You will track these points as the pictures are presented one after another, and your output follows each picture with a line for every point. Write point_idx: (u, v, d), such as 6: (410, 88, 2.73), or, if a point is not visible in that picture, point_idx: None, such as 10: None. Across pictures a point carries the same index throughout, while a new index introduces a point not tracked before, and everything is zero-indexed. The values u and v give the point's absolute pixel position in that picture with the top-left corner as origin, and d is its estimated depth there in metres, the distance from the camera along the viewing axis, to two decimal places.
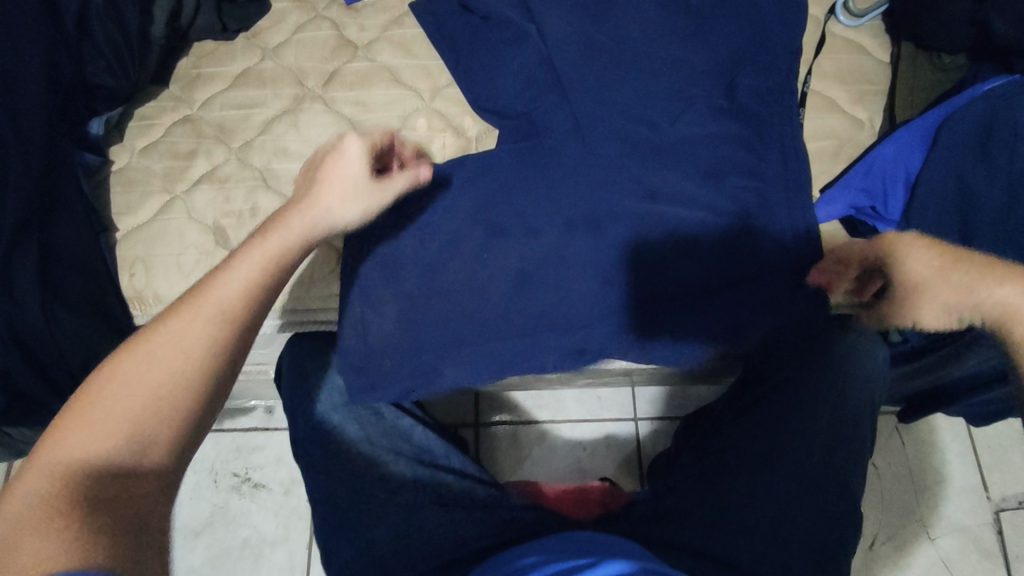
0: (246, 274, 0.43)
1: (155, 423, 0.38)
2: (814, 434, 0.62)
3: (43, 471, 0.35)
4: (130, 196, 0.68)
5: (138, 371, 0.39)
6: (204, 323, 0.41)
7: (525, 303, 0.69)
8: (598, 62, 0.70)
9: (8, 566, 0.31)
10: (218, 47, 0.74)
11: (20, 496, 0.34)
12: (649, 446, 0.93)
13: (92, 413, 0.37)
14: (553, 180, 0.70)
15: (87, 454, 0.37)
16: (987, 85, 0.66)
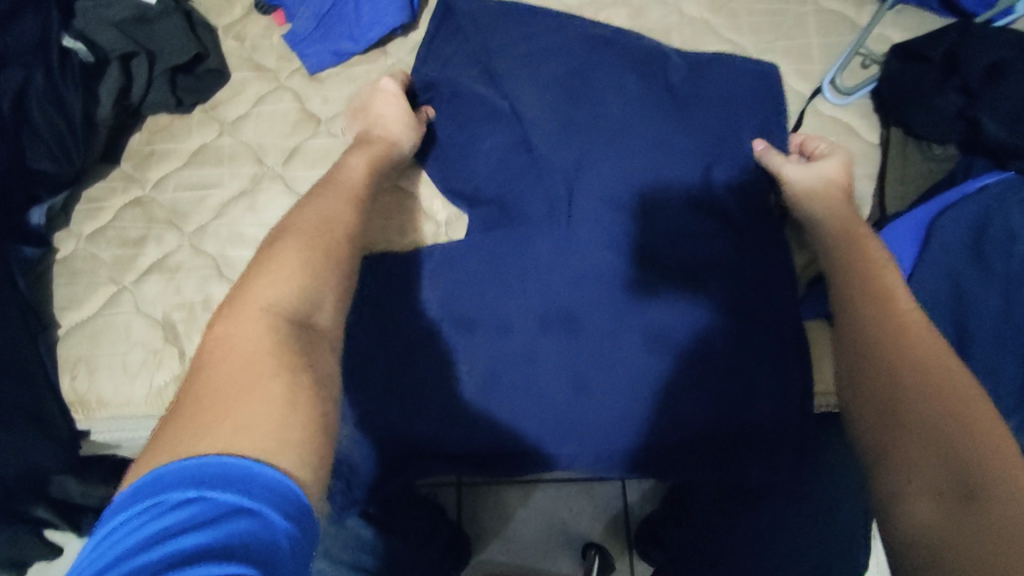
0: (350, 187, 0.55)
1: (327, 287, 0.44)
2: (805, 548, 0.60)
3: (251, 305, 0.40)
4: (76, 288, 0.65)
5: (297, 241, 0.46)
6: (339, 210, 0.51)
7: (503, 402, 0.63)
8: (573, 137, 0.66)
9: (253, 404, 0.34)
10: (173, 122, 0.72)
11: (245, 318, 0.39)
12: (638, 507, 0.88)
13: (275, 277, 0.42)
14: (522, 274, 0.65)
15: (278, 291, 0.41)
16: (980, 182, 0.60)
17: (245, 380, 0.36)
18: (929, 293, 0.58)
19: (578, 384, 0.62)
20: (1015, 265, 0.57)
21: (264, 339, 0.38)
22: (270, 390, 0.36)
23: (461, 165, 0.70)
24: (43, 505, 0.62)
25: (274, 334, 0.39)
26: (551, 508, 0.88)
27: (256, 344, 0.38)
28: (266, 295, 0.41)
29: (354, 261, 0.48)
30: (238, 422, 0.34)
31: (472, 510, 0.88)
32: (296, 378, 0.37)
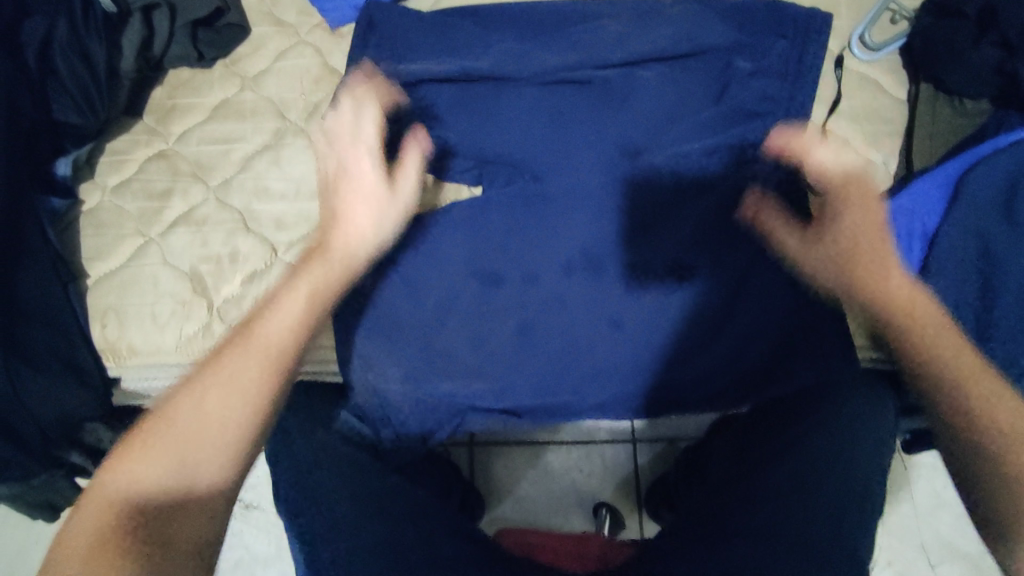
0: (294, 307, 0.42)
1: (211, 451, 0.37)
2: (824, 506, 0.55)
3: (110, 500, 0.35)
4: (103, 239, 0.66)
5: (216, 398, 0.38)
6: (261, 360, 0.39)
7: (534, 352, 0.64)
8: (581, 95, 0.67)
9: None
10: (194, 76, 0.72)
11: (109, 503, 0.35)
12: (649, 469, 0.89)
13: (199, 393, 0.38)
14: (546, 221, 0.66)
15: (151, 488, 0.35)
16: (1013, 137, 0.58)
17: (83, 553, 0.33)
18: (957, 250, 0.57)
19: (574, 346, 0.64)
20: None
21: (105, 531, 0.34)
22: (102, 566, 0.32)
23: (474, 130, 0.67)
24: (78, 451, 0.68)
25: (122, 516, 0.34)
26: (561, 469, 0.89)
27: (103, 530, 0.34)
28: (134, 480, 0.35)
29: (266, 425, 0.39)
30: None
31: (484, 468, 0.90)
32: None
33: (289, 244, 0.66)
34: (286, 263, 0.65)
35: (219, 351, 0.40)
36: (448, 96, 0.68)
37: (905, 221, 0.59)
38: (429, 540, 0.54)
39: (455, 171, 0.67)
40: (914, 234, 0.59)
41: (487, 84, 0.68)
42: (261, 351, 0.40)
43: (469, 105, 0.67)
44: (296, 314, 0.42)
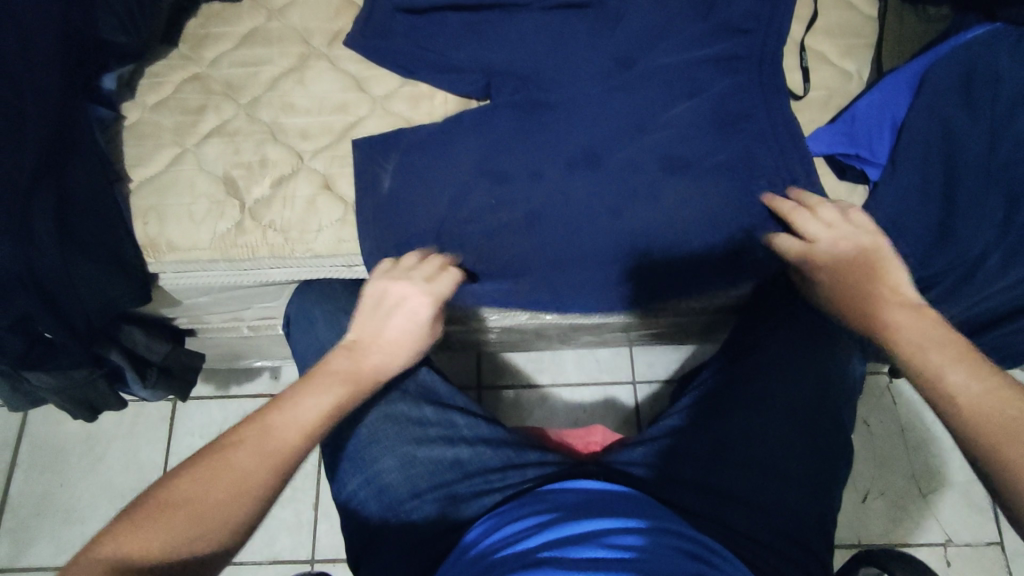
0: (308, 418, 0.51)
1: (239, 510, 0.46)
2: (806, 382, 0.66)
3: (168, 500, 0.46)
4: (143, 148, 0.71)
5: (246, 456, 0.48)
6: (269, 446, 0.49)
7: (541, 242, 0.69)
8: (580, 17, 0.74)
9: (148, 532, 0.44)
10: (225, 8, 0.79)
11: (183, 488, 0.46)
12: (648, 408, 1.11)
13: (293, 414, 0.51)
14: (549, 126, 0.71)
15: (199, 493, 0.46)
16: (971, 34, 0.64)
17: (164, 516, 0.45)
18: (920, 133, 0.64)
19: (575, 238, 0.69)
20: (1004, 102, 0.63)
21: (171, 523, 0.45)
22: (182, 531, 0.45)
23: (485, 49, 0.74)
24: (118, 351, 0.74)
25: (177, 523, 0.45)
26: (568, 408, 1.11)
27: (185, 506, 0.45)
28: (189, 491, 0.46)
29: (272, 483, 0.48)
30: (159, 529, 0.44)
31: (507, 402, 1.12)
32: (178, 542, 0.44)
33: (313, 152, 0.72)
34: (311, 168, 0.71)
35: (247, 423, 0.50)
36: (462, 23, 0.75)
37: (874, 111, 0.66)
38: (466, 437, 0.68)
39: (466, 83, 0.74)
40: (884, 122, 0.65)
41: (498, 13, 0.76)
42: (273, 438, 0.49)
43: (481, 29, 0.75)
44: (292, 441, 0.50)
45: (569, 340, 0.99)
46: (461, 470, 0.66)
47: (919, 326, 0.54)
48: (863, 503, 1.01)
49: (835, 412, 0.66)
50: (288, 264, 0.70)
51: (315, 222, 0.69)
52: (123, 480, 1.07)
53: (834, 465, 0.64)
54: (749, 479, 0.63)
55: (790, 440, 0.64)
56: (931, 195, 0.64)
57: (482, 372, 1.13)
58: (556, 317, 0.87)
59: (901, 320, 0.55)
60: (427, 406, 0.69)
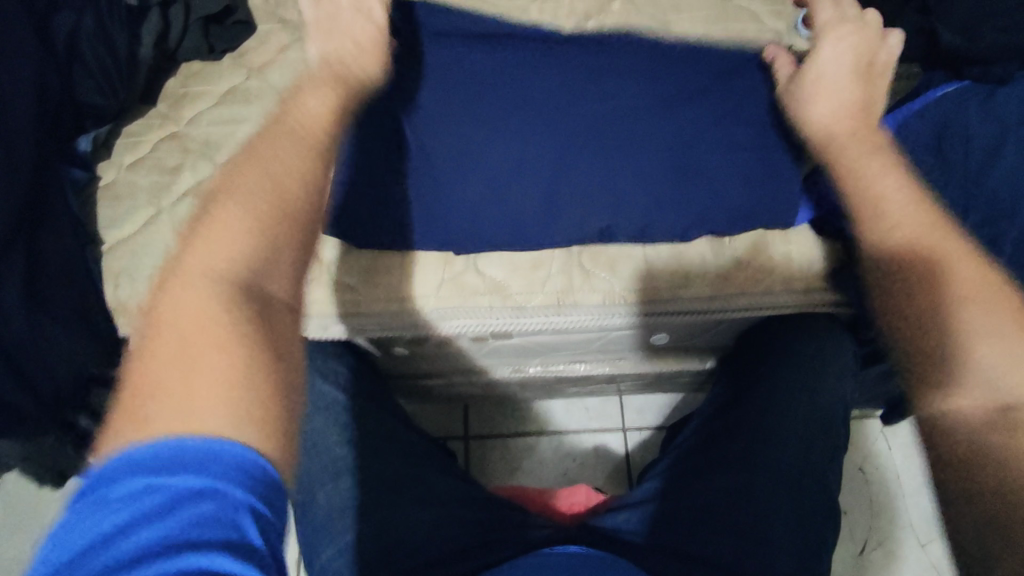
0: (309, 124, 0.55)
1: (274, 254, 0.48)
2: (791, 435, 0.65)
3: (194, 279, 0.45)
4: (118, 210, 0.71)
5: (251, 198, 0.49)
6: (290, 165, 0.52)
7: (577, 200, 0.63)
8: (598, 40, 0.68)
9: (177, 309, 0.43)
10: (205, 67, 0.79)
11: (214, 263, 0.46)
12: (639, 456, 1.09)
13: (289, 132, 0.54)
14: (603, 92, 0.64)
15: (230, 260, 0.46)
16: (940, 91, 0.65)
17: (201, 322, 0.43)
18: None
19: (562, 297, 0.68)
20: (976, 160, 0.63)
21: (209, 304, 0.44)
22: (189, 309, 0.44)
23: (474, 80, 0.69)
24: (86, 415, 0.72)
25: (223, 306, 0.44)
26: (557, 458, 1.09)
27: (197, 312, 0.43)
28: (209, 263, 0.46)
29: (303, 212, 0.51)
30: (177, 393, 0.40)
31: (493, 452, 1.09)
32: (246, 351, 0.43)
33: None
34: None
35: (230, 183, 0.50)
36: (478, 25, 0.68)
37: None
38: (443, 502, 0.66)
39: None
40: None
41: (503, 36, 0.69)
42: (285, 159, 0.52)
43: (479, 67, 0.64)
44: (303, 142, 0.54)
45: (556, 390, 0.97)
46: (435, 538, 0.63)
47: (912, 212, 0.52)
48: (861, 555, 0.98)
49: (823, 471, 0.64)
50: None
51: None
52: None
53: (823, 529, 0.62)
54: (740, 544, 0.60)
55: (778, 498, 0.62)
56: None
57: (469, 421, 1.11)
58: (541, 369, 0.86)
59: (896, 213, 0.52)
60: (398, 473, 0.67)
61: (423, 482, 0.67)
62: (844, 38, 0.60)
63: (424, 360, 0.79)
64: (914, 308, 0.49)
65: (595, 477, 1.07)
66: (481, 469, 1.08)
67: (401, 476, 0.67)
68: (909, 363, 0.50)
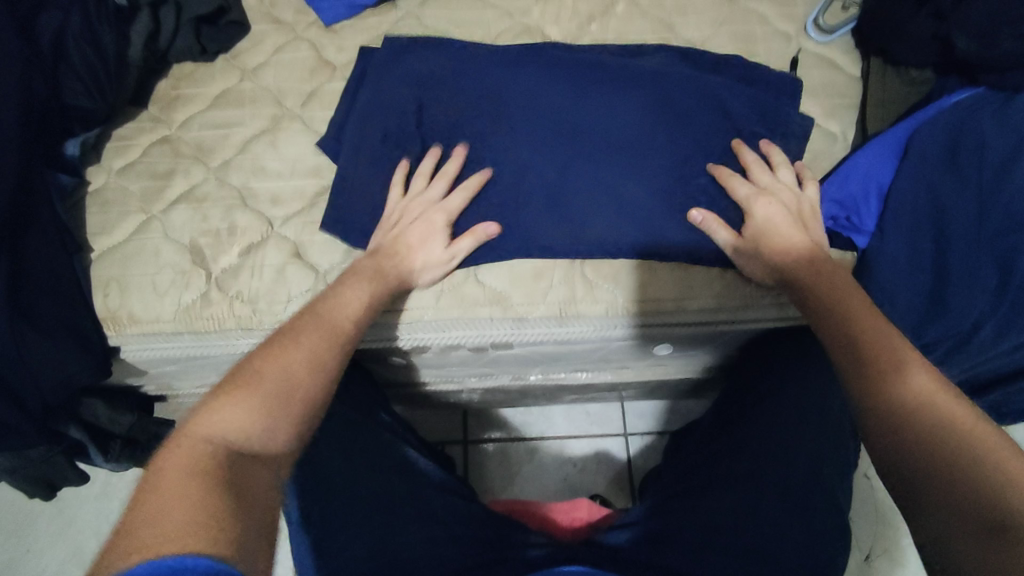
0: (353, 306, 0.57)
1: (278, 423, 0.46)
2: (798, 455, 0.65)
3: (196, 437, 0.42)
4: (108, 216, 0.69)
5: (273, 365, 0.49)
6: (321, 340, 0.52)
7: (587, 205, 0.66)
8: (593, 57, 0.73)
9: (172, 457, 0.40)
10: (197, 68, 0.77)
11: (225, 425, 0.43)
12: (641, 461, 1.07)
13: (337, 309, 0.56)
14: (602, 106, 0.69)
15: (236, 429, 0.44)
16: (955, 98, 0.64)
17: (192, 475, 0.39)
18: (907, 199, 0.62)
19: (564, 310, 0.66)
20: (990, 170, 0.61)
21: (199, 460, 0.40)
22: (191, 452, 0.41)
23: (475, 91, 0.71)
24: (76, 426, 0.71)
25: (206, 458, 0.40)
26: (557, 463, 1.07)
27: (190, 462, 0.40)
28: (215, 424, 0.43)
29: (319, 392, 0.50)
30: (154, 524, 0.35)
31: (494, 458, 1.08)
32: (230, 501, 0.38)
33: (284, 219, 0.69)
34: (281, 236, 0.68)
35: (261, 346, 0.51)
36: (479, 54, 0.74)
37: (860, 176, 0.65)
38: (442, 519, 0.65)
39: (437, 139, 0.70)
40: (869, 188, 0.64)
41: (507, 55, 0.74)
42: (320, 330, 0.53)
43: (501, 86, 0.71)
44: (345, 322, 0.56)
45: (556, 397, 0.96)
46: (434, 555, 0.61)
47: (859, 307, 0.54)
48: (866, 563, 0.97)
49: (830, 492, 0.64)
50: (256, 335, 0.67)
51: (285, 293, 0.66)
52: (92, 548, 1.01)
53: (834, 551, 0.61)
54: (749, 566, 0.59)
55: (782, 522, 0.61)
56: (919, 263, 0.62)
57: (469, 426, 1.10)
58: (541, 378, 0.84)
59: (850, 300, 0.55)
60: (395, 490, 0.66)
61: (422, 500, 0.67)
62: (784, 180, 0.66)
63: (424, 369, 0.78)
64: (851, 369, 0.50)
65: (597, 483, 1.06)
66: (481, 475, 1.07)
67: (401, 494, 0.66)
68: (856, 373, 0.49)
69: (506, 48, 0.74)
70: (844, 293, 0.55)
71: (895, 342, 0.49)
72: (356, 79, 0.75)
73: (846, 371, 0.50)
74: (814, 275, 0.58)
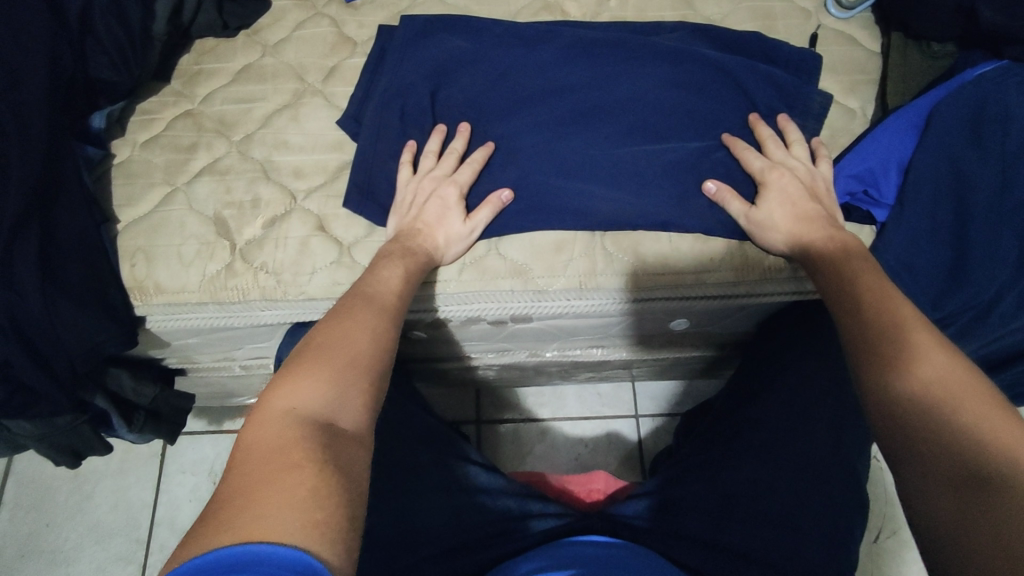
0: (393, 280, 0.59)
1: (352, 393, 0.48)
2: (817, 428, 0.65)
3: (278, 416, 0.44)
4: (133, 188, 0.70)
5: (333, 342, 0.51)
6: (371, 315, 0.54)
7: (610, 177, 0.67)
8: (613, 34, 0.73)
9: (261, 439, 0.43)
10: (219, 44, 0.78)
11: (303, 401, 0.46)
12: (652, 442, 1.08)
13: (378, 284, 0.58)
14: (622, 81, 0.70)
15: (313, 403, 0.46)
16: (976, 71, 0.64)
17: (281, 454, 0.41)
18: (930, 172, 0.63)
19: (584, 282, 0.66)
20: (1013, 143, 0.61)
21: (286, 438, 0.43)
22: (277, 432, 0.43)
23: (497, 67, 0.72)
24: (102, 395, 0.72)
25: (292, 435, 0.43)
26: (569, 443, 1.08)
27: (276, 443, 0.42)
28: (293, 402, 0.45)
29: (381, 361, 0.51)
30: (255, 509, 0.38)
31: (506, 438, 1.09)
32: (318, 473, 0.41)
33: (307, 192, 0.70)
34: (305, 208, 0.69)
35: (316, 328, 0.53)
36: (498, 31, 0.74)
37: (880, 152, 0.64)
38: (463, 487, 0.66)
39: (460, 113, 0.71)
40: (890, 163, 0.64)
41: (527, 30, 0.74)
42: (370, 306, 0.55)
43: (516, 67, 0.72)
44: (389, 295, 0.57)
45: (569, 376, 0.97)
46: (456, 523, 0.63)
47: (874, 284, 0.54)
48: (876, 543, 0.97)
49: (850, 465, 0.64)
50: (280, 306, 0.68)
51: (308, 265, 0.67)
52: (111, 522, 1.02)
53: (851, 521, 0.62)
54: (767, 537, 0.60)
55: (801, 495, 0.62)
56: (939, 236, 0.62)
57: (481, 406, 1.11)
58: (557, 354, 0.85)
59: (861, 278, 0.55)
60: (416, 458, 0.66)
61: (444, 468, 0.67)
62: (798, 156, 0.66)
63: (442, 343, 0.79)
64: (861, 344, 0.50)
65: (609, 463, 1.07)
66: (493, 454, 1.08)
67: (423, 463, 0.66)
68: (864, 352, 0.49)
69: (526, 24, 0.74)
70: (859, 266, 0.56)
71: (905, 324, 0.49)
72: (377, 55, 0.76)
73: (853, 352, 0.50)
74: (830, 247, 0.58)
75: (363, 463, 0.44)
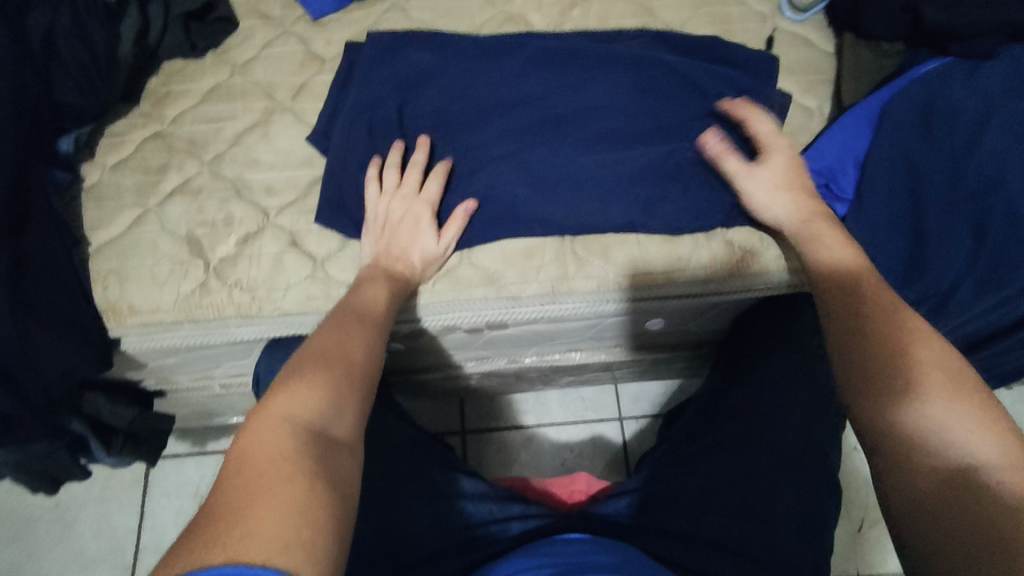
0: (378, 294, 0.60)
1: (344, 405, 0.49)
2: (789, 419, 0.66)
3: (274, 423, 0.45)
4: (103, 211, 0.70)
5: (327, 355, 0.52)
6: (364, 331, 0.56)
7: (575, 184, 0.68)
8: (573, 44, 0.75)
9: (257, 446, 0.43)
10: (187, 64, 0.79)
11: (299, 409, 0.46)
12: (637, 444, 1.09)
13: (366, 299, 0.60)
14: (585, 89, 0.71)
15: (308, 413, 0.46)
16: (925, 67, 0.67)
17: (279, 464, 0.42)
18: (884, 166, 0.65)
19: (556, 287, 0.67)
20: (961, 135, 0.64)
21: (283, 447, 0.43)
22: (273, 440, 0.43)
23: (461, 78, 0.73)
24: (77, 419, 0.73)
25: (290, 444, 0.43)
26: (554, 449, 1.09)
27: (273, 452, 0.42)
28: (289, 409, 0.46)
29: (370, 376, 0.53)
30: (250, 520, 0.38)
31: (492, 447, 1.09)
32: (311, 485, 0.41)
33: (279, 208, 0.71)
34: (277, 225, 0.70)
35: (309, 340, 0.54)
36: (461, 43, 0.75)
37: (837, 150, 0.67)
38: (444, 492, 0.67)
39: (427, 124, 0.72)
40: (847, 160, 0.66)
41: (490, 41, 0.75)
42: (361, 321, 0.57)
43: (482, 78, 0.73)
44: (376, 309, 0.59)
45: (550, 381, 0.98)
46: (439, 528, 0.63)
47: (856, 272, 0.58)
48: (857, 534, 0.99)
49: (823, 455, 0.65)
50: (256, 322, 0.68)
51: (283, 280, 0.67)
52: (94, 550, 1.01)
53: (824, 508, 0.63)
54: (744, 528, 0.61)
55: (776, 485, 0.63)
56: (896, 227, 0.64)
57: (466, 416, 1.11)
58: (536, 360, 0.86)
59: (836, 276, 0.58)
60: (398, 466, 0.67)
61: (426, 475, 0.67)
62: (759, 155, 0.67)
63: (421, 354, 0.79)
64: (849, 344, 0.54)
65: (594, 466, 1.08)
66: (480, 464, 1.08)
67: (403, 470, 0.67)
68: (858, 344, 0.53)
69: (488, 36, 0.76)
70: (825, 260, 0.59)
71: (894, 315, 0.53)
72: (344, 70, 0.77)
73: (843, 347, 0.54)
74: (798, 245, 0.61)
75: (353, 474, 0.45)
